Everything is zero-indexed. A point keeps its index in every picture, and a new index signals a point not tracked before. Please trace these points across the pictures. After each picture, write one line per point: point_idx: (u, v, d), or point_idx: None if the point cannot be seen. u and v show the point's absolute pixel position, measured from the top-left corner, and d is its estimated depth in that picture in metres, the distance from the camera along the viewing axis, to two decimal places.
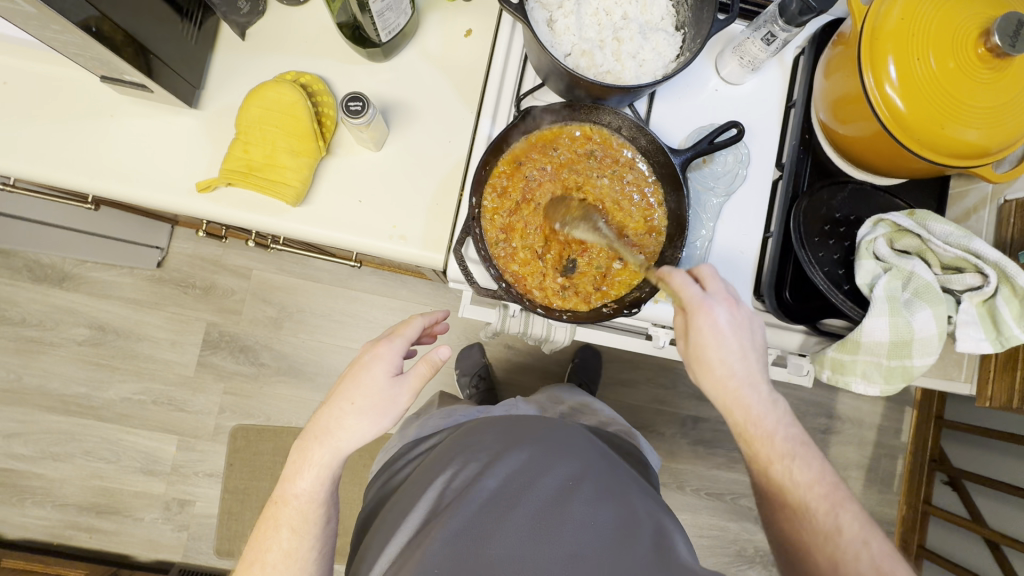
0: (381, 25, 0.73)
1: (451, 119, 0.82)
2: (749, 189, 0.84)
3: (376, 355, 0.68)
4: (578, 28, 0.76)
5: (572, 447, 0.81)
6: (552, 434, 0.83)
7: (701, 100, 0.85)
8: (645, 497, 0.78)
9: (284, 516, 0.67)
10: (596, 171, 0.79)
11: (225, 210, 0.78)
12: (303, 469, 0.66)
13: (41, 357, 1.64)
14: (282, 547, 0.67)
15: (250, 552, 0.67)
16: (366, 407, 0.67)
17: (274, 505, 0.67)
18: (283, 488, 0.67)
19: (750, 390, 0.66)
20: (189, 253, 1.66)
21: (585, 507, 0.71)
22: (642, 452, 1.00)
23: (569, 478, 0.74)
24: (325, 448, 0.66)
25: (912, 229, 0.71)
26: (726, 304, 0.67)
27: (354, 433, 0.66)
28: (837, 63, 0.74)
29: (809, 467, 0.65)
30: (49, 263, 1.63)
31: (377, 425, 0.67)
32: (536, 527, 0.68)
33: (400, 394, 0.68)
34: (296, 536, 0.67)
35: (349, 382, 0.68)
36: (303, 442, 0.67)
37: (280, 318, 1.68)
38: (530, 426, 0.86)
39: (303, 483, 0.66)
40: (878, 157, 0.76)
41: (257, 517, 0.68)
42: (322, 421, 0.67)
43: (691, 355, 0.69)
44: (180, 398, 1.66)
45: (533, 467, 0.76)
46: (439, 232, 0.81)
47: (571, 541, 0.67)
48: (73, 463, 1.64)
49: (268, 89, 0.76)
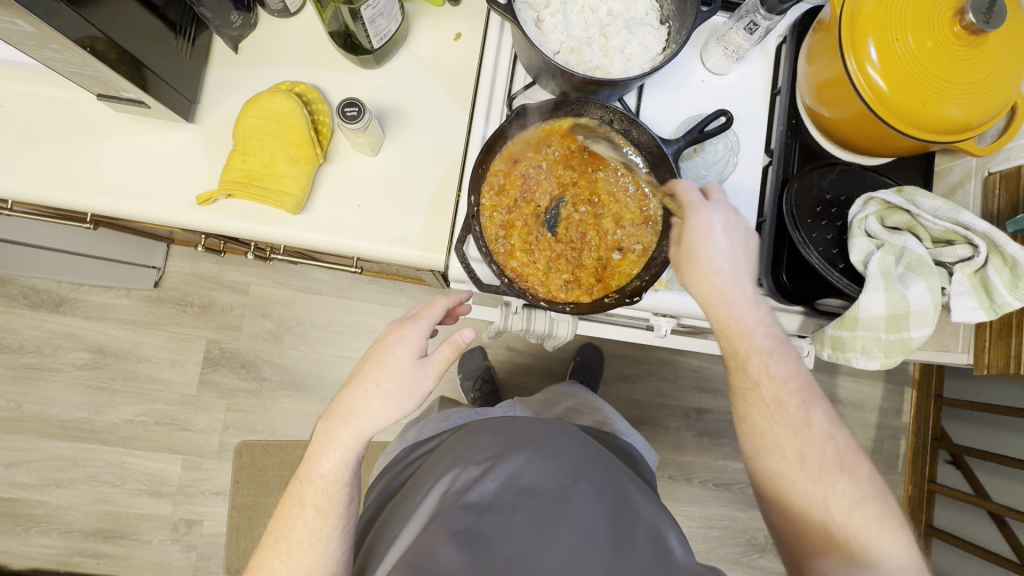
0: (373, 32, 0.74)
1: (445, 121, 0.83)
2: (740, 176, 0.85)
3: (401, 336, 0.69)
4: (566, 27, 0.78)
5: (569, 446, 0.82)
6: (549, 433, 0.84)
7: (689, 92, 0.87)
8: (642, 492, 0.79)
9: (308, 495, 0.69)
10: (590, 165, 0.81)
11: (224, 222, 0.79)
12: (329, 450, 0.68)
13: (40, 384, 1.63)
14: (306, 525, 0.69)
15: (276, 526, 0.70)
16: (391, 389, 0.67)
17: (298, 484, 0.70)
18: (309, 467, 0.69)
19: (738, 289, 0.66)
20: (186, 271, 1.66)
21: (584, 505, 0.72)
22: (636, 449, 1.02)
23: (568, 477, 0.75)
24: (350, 429, 0.68)
25: (902, 206, 0.73)
26: (726, 212, 0.68)
27: (378, 415, 0.67)
28: (818, 48, 0.77)
29: (790, 362, 0.66)
30: (45, 288, 1.63)
31: (401, 408, 0.67)
32: (533, 530, 0.70)
33: (424, 377, 0.68)
34: (320, 514, 0.69)
35: (374, 363, 0.68)
36: (328, 422, 0.68)
37: (280, 331, 1.68)
38: (529, 425, 0.86)
39: (327, 464, 0.68)
40: (865, 138, 0.78)
41: (283, 492, 0.71)
42: (348, 402, 0.68)
43: (679, 254, 0.69)
44: (183, 417, 1.65)
45: (532, 468, 0.76)
46: (439, 233, 0.82)
47: (570, 539, 0.68)
48: (77, 488, 1.62)
49: (265, 99, 0.77)
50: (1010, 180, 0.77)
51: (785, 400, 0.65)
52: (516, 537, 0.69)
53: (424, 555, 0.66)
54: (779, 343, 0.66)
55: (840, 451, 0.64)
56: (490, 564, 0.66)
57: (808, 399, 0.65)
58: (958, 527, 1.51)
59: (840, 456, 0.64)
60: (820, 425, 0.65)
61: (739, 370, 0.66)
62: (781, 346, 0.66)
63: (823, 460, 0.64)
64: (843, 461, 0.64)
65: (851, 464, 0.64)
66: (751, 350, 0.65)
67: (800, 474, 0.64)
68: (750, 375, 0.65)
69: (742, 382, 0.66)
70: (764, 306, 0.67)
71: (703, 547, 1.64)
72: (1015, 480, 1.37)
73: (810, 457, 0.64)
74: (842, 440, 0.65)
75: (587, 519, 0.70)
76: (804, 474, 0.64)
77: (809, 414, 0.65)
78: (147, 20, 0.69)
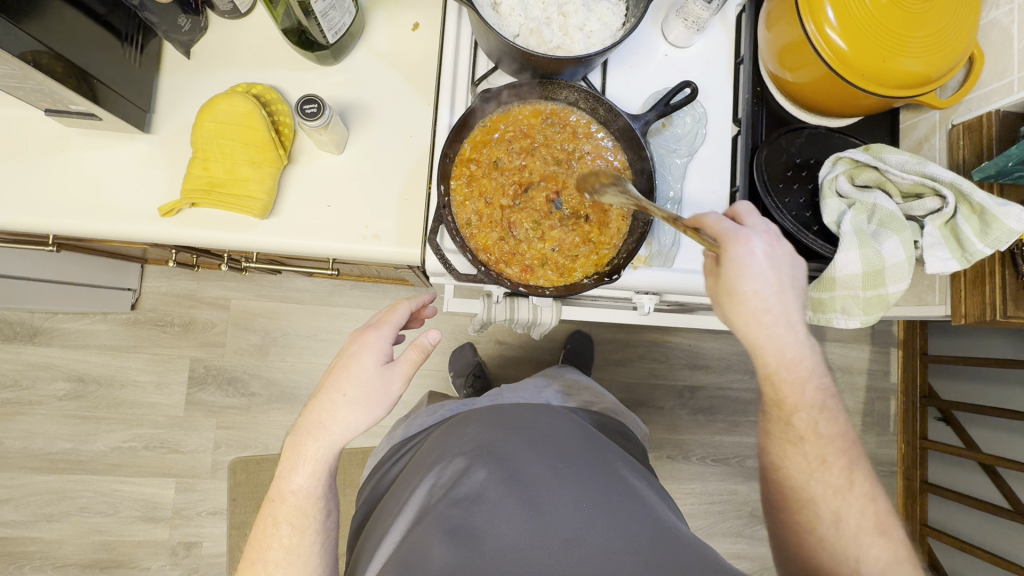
0: (327, 26, 0.72)
1: (410, 113, 0.82)
2: (711, 147, 0.86)
3: (364, 343, 0.69)
4: (523, 9, 0.77)
5: (554, 430, 0.82)
6: (532, 419, 0.85)
7: (653, 67, 0.87)
8: (632, 471, 0.80)
9: (282, 513, 0.68)
10: (557, 144, 0.79)
11: (190, 232, 0.77)
12: (299, 466, 0.68)
13: (20, 418, 1.58)
14: (283, 544, 0.68)
15: (252, 552, 0.69)
16: (358, 398, 0.67)
17: (271, 504, 0.69)
18: (280, 485, 0.69)
19: (784, 328, 0.67)
20: (163, 291, 1.63)
21: (569, 489, 0.72)
22: (629, 428, 1.04)
23: (557, 463, 0.75)
24: (319, 443, 0.67)
25: (870, 163, 0.73)
26: (765, 237, 0.66)
27: (347, 424, 0.67)
28: (776, 14, 0.77)
29: (836, 419, 0.68)
30: (18, 320, 1.58)
31: (370, 416, 0.67)
32: (524, 517, 0.69)
33: (392, 381, 0.68)
34: (296, 532, 0.69)
35: (339, 373, 0.68)
36: (296, 439, 0.68)
37: (265, 345, 1.65)
38: (516, 412, 0.87)
39: (298, 480, 0.68)
40: (830, 99, 0.78)
41: (257, 515, 0.70)
42: (314, 416, 0.68)
43: (718, 288, 0.69)
44: (172, 439, 1.62)
45: (517, 456, 0.76)
46: (412, 226, 0.80)
47: (562, 528, 0.67)
48: (69, 521, 1.59)
49: (220, 102, 0.75)
50: (973, 130, 0.76)
51: (829, 457, 0.67)
52: (508, 528, 0.68)
53: (415, 552, 0.65)
54: (828, 398, 0.68)
55: (879, 514, 0.65)
56: (482, 558, 0.64)
57: (851, 460, 0.67)
58: (953, 481, 1.54)
59: (878, 517, 0.65)
60: (862, 486, 0.66)
61: (785, 424, 0.68)
62: (831, 402, 0.68)
63: (859, 521, 0.65)
64: (880, 522, 0.65)
65: (887, 526, 0.65)
66: (801, 401, 0.67)
67: (834, 534, 0.65)
68: (796, 427, 0.67)
69: (786, 434, 0.68)
70: (813, 350, 0.68)
71: (707, 522, 1.66)
72: (1004, 431, 1.40)
73: (846, 517, 0.65)
74: (881, 503, 0.66)
75: (573, 503, 0.70)
76: (840, 531, 0.65)
77: (852, 473, 0.67)
78: (91, 29, 0.67)
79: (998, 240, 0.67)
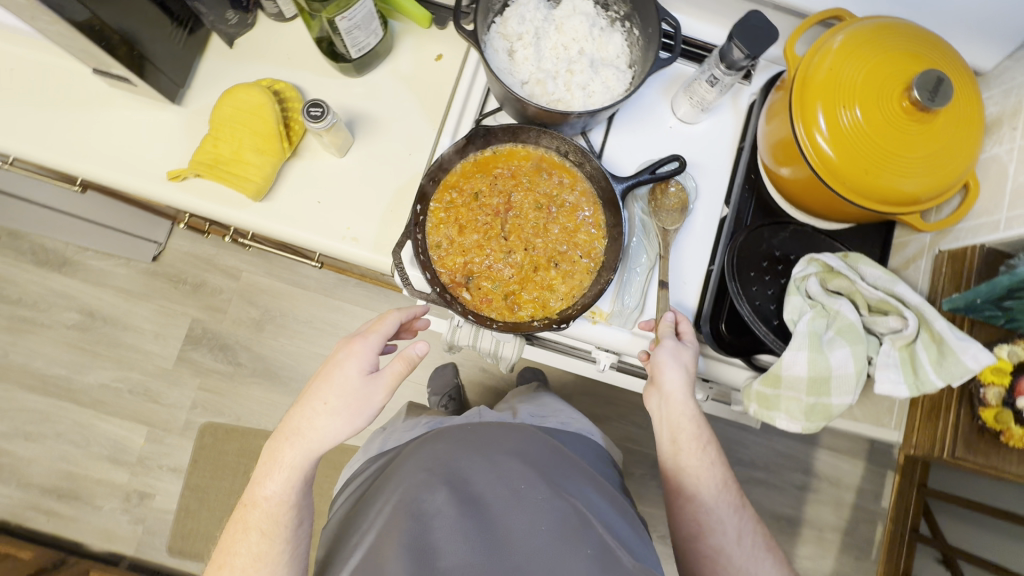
0: (351, 42, 0.79)
1: (414, 132, 0.87)
2: (695, 222, 0.87)
3: (350, 352, 0.72)
4: (536, 60, 0.81)
5: (523, 452, 0.83)
6: (504, 437, 0.86)
7: (655, 135, 0.90)
8: (599, 496, 0.80)
9: (252, 519, 0.71)
10: (543, 187, 0.83)
11: (191, 199, 0.83)
12: (274, 472, 0.71)
13: (30, 336, 1.70)
14: (251, 550, 0.70)
15: (221, 554, 0.72)
16: (340, 407, 0.70)
17: (242, 508, 0.72)
18: (254, 491, 0.72)
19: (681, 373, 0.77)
20: (185, 250, 1.73)
21: (530, 516, 0.72)
22: (600, 445, 1.02)
23: (523, 485, 0.76)
24: (295, 450, 0.71)
25: (843, 271, 0.72)
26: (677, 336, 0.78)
27: (325, 432, 0.70)
28: (776, 108, 0.79)
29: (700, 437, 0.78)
30: (52, 248, 1.71)
31: (350, 425, 0.71)
32: (480, 541, 0.69)
33: (375, 392, 0.72)
34: (265, 539, 0.71)
35: (323, 382, 0.71)
36: (275, 443, 0.72)
37: (263, 320, 1.72)
38: (488, 428, 0.89)
39: (271, 486, 0.71)
40: (817, 200, 0.78)
41: (229, 519, 0.73)
42: (294, 422, 0.71)
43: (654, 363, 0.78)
44: (156, 390, 1.70)
45: (483, 478, 0.77)
46: (390, 237, 0.85)
47: (519, 554, 0.68)
48: (44, 443, 1.67)
49: (240, 91, 0.82)
50: (957, 260, 0.73)
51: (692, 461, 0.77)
52: (460, 547, 0.69)
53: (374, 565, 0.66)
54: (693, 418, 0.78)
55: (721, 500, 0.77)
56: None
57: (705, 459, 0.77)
58: None
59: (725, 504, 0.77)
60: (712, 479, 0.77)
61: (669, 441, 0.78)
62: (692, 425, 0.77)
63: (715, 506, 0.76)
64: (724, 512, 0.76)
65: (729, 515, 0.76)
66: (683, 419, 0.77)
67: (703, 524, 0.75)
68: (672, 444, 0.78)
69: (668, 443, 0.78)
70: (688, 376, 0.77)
71: None
72: None
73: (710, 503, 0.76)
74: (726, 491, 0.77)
75: (534, 530, 0.71)
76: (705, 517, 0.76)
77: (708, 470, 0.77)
78: (146, 8, 0.75)
79: (951, 374, 0.64)
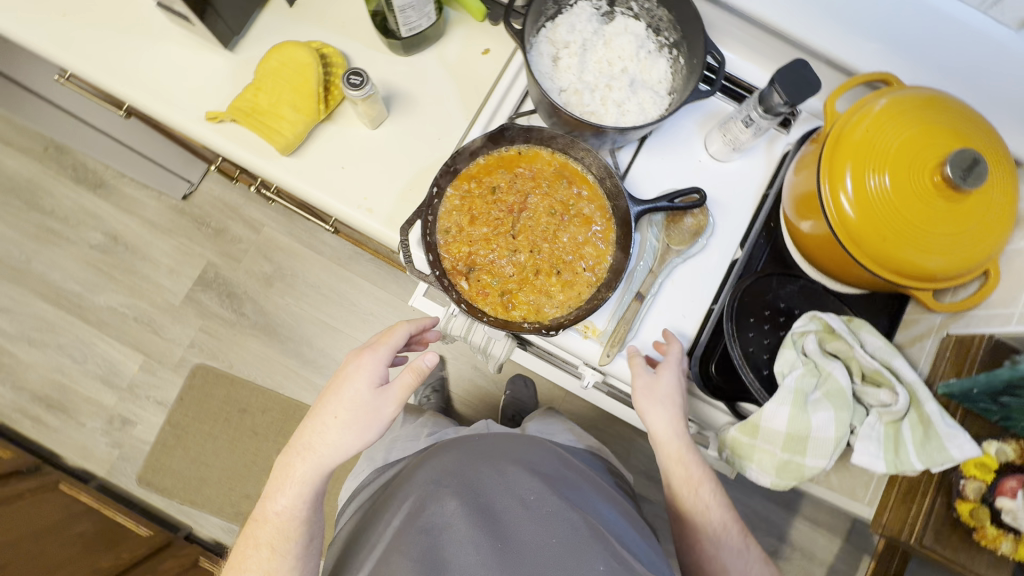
0: (403, 20, 0.80)
1: (447, 119, 0.89)
2: (707, 258, 0.86)
3: (359, 365, 0.73)
4: (579, 70, 0.82)
5: (529, 464, 0.89)
6: (510, 451, 0.93)
7: (683, 165, 0.89)
8: (603, 505, 0.86)
9: (264, 535, 0.74)
10: (560, 195, 0.83)
11: (223, 141, 0.86)
12: (285, 486, 0.73)
13: (53, 247, 1.76)
14: (261, 565, 0.73)
15: (234, 565, 0.75)
16: (350, 421, 0.72)
17: (254, 523, 0.75)
18: (266, 506, 0.75)
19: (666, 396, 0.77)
20: (215, 195, 1.78)
21: (538, 525, 0.78)
22: (605, 460, 1.10)
23: (530, 495, 0.82)
24: (307, 464, 0.73)
25: (842, 334, 0.71)
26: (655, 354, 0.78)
27: (336, 446, 0.72)
28: (806, 160, 0.78)
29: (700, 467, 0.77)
30: (93, 169, 1.78)
31: (360, 438, 0.72)
32: (491, 549, 0.75)
33: (384, 405, 0.73)
34: (276, 553, 0.74)
35: (332, 397, 0.73)
36: (286, 458, 0.74)
37: (273, 276, 1.76)
38: (494, 444, 0.95)
39: (283, 501, 0.74)
40: (831, 260, 0.77)
41: (241, 534, 0.75)
42: (305, 438, 0.73)
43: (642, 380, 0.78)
44: (159, 322, 1.74)
45: (494, 487, 0.84)
46: (403, 215, 0.86)
47: (529, 563, 0.74)
48: (45, 351, 1.72)
49: (289, 49, 0.86)
50: (963, 346, 0.71)
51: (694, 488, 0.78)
52: (470, 556, 0.74)
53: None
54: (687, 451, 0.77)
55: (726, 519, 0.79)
56: None
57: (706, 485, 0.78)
58: None
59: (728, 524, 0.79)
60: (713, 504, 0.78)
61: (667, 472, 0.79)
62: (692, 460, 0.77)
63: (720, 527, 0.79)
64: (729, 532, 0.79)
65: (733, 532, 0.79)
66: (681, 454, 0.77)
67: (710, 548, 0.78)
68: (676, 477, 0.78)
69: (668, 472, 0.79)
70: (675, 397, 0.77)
71: None
72: None
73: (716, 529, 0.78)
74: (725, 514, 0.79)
75: (542, 540, 0.76)
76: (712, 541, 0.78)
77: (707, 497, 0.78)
78: None
79: (932, 458, 0.63)
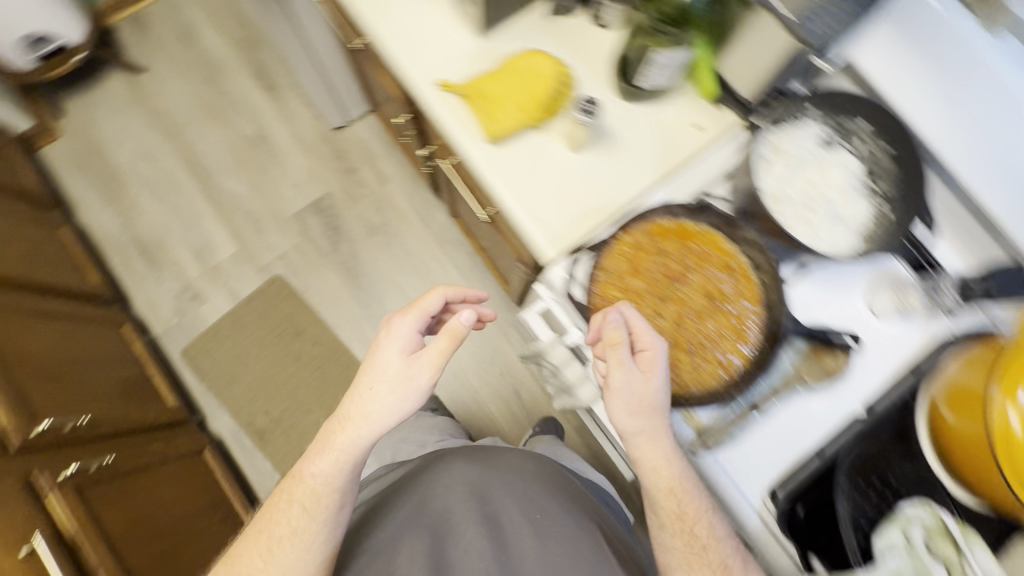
0: (650, 74, 0.88)
1: (640, 170, 0.92)
2: (827, 403, 0.83)
3: (390, 332, 0.76)
4: (785, 181, 0.84)
5: (535, 480, 0.93)
6: (517, 462, 0.96)
7: (840, 306, 0.86)
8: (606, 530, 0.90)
9: (297, 494, 0.76)
10: (716, 283, 0.82)
11: (442, 108, 0.94)
12: (322, 452, 0.75)
13: (212, 124, 1.92)
14: (291, 522, 0.76)
15: (264, 522, 0.78)
16: (387, 387, 0.73)
17: (289, 482, 0.77)
18: (303, 466, 0.76)
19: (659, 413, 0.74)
20: (363, 138, 1.90)
21: (542, 547, 0.83)
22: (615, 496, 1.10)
23: (535, 514, 0.87)
24: (345, 434, 0.74)
25: (956, 539, 0.69)
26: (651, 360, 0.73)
27: (376, 414, 0.73)
28: (977, 355, 0.69)
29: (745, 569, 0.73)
30: (275, 75, 1.94)
31: (400, 405, 0.73)
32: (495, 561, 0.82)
33: (419, 372, 0.74)
34: (305, 514, 0.76)
35: (367, 367, 0.75)
36: (327, 427, 0.76)
37: (379, 228, 1.84)
38: (504, 453, 0.99)
39: (318, 466, 0.75)
40: (979, 467, 0.67)
41: (275, 493, 0.78)
42: (346, 408, 0.75)
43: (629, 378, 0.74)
44: (264, 224, 1.84)
45: (503, 500, 0.89)
46: (566, 238, 0.90)
47: None
48: (162, 207, 1.86)
49: (536, 57, 0.93)
50: None
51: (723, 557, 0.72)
52: (473, 562, 0.82)
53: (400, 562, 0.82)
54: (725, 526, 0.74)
55: None
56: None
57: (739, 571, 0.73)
58: None
59: None
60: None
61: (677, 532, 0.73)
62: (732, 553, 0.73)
63: None
64: None
65: None
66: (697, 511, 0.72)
67: None
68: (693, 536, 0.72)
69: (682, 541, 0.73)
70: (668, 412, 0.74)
71: None
72: None
73: None
74: None
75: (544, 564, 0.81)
76: None
77: None
78: None
79: None
